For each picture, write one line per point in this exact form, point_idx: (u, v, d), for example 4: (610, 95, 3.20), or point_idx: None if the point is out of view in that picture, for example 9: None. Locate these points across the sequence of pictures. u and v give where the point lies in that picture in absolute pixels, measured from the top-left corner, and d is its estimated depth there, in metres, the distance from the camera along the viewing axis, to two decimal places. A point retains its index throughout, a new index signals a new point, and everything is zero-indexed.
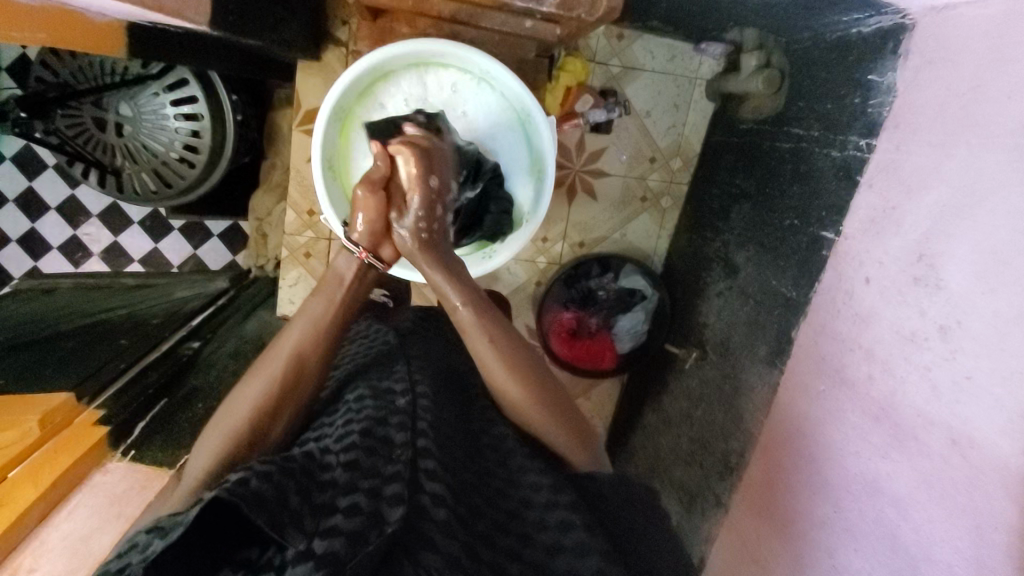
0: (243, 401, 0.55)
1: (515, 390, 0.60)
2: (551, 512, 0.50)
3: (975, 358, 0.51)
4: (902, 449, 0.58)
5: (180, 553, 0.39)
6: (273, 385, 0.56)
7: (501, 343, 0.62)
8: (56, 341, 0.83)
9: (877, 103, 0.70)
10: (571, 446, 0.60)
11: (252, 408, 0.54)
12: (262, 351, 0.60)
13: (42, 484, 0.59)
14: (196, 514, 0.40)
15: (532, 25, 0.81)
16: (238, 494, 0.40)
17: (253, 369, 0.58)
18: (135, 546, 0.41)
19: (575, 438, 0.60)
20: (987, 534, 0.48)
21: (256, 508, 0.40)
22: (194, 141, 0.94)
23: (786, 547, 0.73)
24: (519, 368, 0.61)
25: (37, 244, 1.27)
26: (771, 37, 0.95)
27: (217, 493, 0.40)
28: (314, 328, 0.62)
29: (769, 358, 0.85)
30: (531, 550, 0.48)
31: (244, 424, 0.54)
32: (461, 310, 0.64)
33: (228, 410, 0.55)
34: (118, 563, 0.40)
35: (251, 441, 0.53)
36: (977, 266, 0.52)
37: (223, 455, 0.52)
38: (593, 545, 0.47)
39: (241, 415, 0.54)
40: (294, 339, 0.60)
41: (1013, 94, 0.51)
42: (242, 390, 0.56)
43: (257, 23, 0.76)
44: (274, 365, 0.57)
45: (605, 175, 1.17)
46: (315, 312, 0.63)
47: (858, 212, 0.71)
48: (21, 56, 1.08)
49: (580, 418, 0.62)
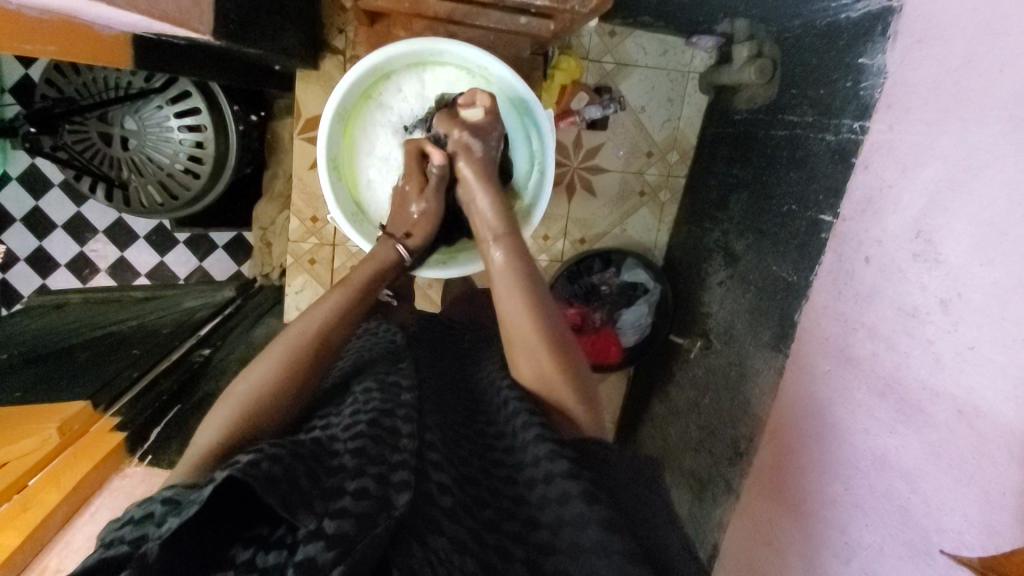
0: (258, 375, 0.57)
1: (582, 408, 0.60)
2: (553, 484, 0.49)
3: (977, 328, 0.52)
4: (909, 422, 0.59)
5: (193, 529, 0.40)
6: (293, 363, 0.58)
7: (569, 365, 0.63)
8: (72, 352, 0.84)
9: (869, 85, 0.72)
10: (586, 416, 0.60)
11: (267, 385, 0.56)
12: (278, 334, 0.61)
13: (64, 488, 0.60)
14: (208, 494, 0.41)
15: (527, 21, 0.82)
16: (254, 472, 0.41)
17: (268, 348, 0.60)
18: (154, 518, 0.42)
19: (590, 413, 0.60)
20: (996, 500, 0.49)
21: (268, 488, 0.41)
22: (199, 152, 0.97)
23: (798, 528, 0.74)
24: (556, 350, 0.63)
25: (45, 263, 1.29)
26: (762, 27, 0.96)
27: (231, 471, 0.41)
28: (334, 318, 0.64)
29: (773, 342, 0.85)
30: (539, 532, 0.48)
31: (259, 398, 0.55)
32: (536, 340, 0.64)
33: (242, 386, 0.56)
34: (136, 532, 0.41)
35: (264, 416, 0.54)
36: (975, 237, 0.53)
37: (235, 426, 0.53)
38: (593, 516, 0.46)
39: (247, 391, 0.55)
40: (312, 325, 0.62)
41: (1005, 67, 0.51)
42: (257, 368, 0.58)
43: (256, 31, 0.77)
44: (290, 348, 0.59)
45: (604, 171, 1.19)
46: (335, 305, 0.65)
47: (854, 192, 0.72)
48: (25, 77, 1.11)
49: (596, 395, 0.63)
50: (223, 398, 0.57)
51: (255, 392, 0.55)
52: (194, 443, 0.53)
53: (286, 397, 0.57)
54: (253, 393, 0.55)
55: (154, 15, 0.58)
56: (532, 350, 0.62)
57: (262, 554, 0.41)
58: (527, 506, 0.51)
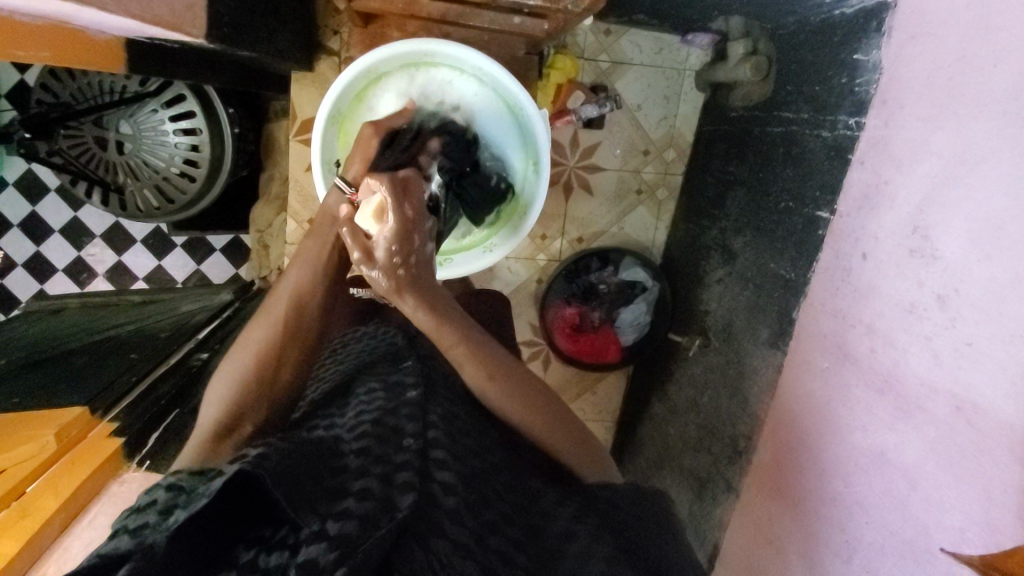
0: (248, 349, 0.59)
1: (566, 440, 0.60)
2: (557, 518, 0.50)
3: (975, 324, 0.52)
4: (908, 419, 0.59)
5: (202, 527, 0.40)
6: (280, 326, 0.60)
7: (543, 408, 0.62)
8: (70, 357, 0.84)
9: (864, 81, 0.72)
10: (575, 448, 0.60)
11: (258, 352, 0.58)
12: (266, 298, 0.64)
13: (62, 495, 0.60)
14: (219, 489, 0.41)
15: (521, 21, 0.82)
16: (260, 468, 0.42)
17: (256, 316, 0.62)
18: (155, 506, 0.43)
19: (578, 446, 0.61)
20: (997, 497, 0.49)
21: (273, 484, 0.41)
22: (194, 155, 0.96)
23: (799, 526, 0.74)
24: (527, 396, 0.62)
25: (43, 268, 1.29)
26: (757, 24, 0.96)
27: (238, 468, 0.42)
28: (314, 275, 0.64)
29: (771, 340, 0.85)
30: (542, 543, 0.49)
31: (253, 368, 0.58)
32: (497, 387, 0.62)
33: (237, 355, 0.59)
34: (138, 520, 0.42)
35: (258, 391, 0.56)
36: (972, 233, 0.53)
37: (232, 402, 0.56)
38: (596, 552, 0.46)
39: (238, 367, 0.58)
40: (294, 282, 0.63)
41: (1001, 61, 0.51)
42: (250, 334, 0.60)
43: (250, 33, 0.77)
44: (275, 310, 0.61)
45: (601, 170, 1.19)
46: (312, 253, 0.65)
47: (851, 189, 0.72)
48: (20, 82, 1.10)
49: (581, 428, 0.63)
50: (222, 373, 0.60)
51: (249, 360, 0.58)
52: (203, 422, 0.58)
53: (281, 372, 0.59)
54: (247, 361, 0.58)
55: (146, 19, 0.58)
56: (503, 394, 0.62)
57: (265, 555, 0.41)
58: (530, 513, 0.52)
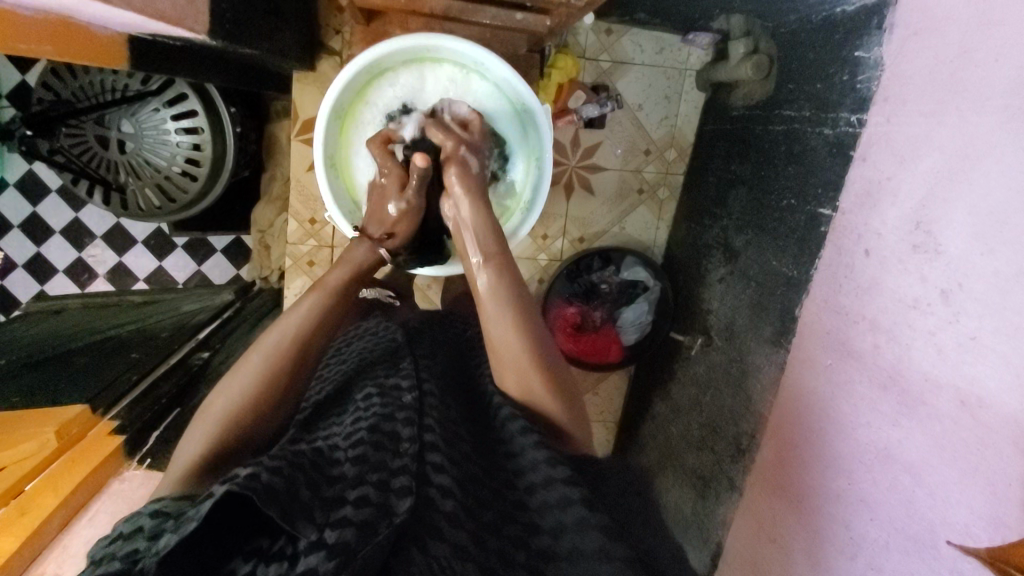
0: (234, 394, 0.55)
1: (564, 412, 0.59)
2: (551, 488, 0.48)
3: (978, 319, 0.52)
4: (912, 415, 0.59)
5: (191, 549, 0.40)
6: (271, 370, 0.58)
7: (559, 388, 0.61)
8: (69, 357, 0.84)
9: (866, 78, 0.72)
10: (573, 423, 0.59)
11: (242, 399, 0.55)
12: (261, 335, 0.62)
13: (62, 492, 0.60)
14: (208, 509, 0.40)
15: (523, 17, 0.82)
16: (253, 484, 0.41)
17: (248, 354, 0.59)
18: (142, 532, 0.42)
19: (580, 425, 0.61)
20: (1002, 492, 0.48)
21: (268, 499, 0.40)
22: (196, 154, 0.96)
23: (802, 524, 0.74)
24: (548, 373, 0.61)
25: (45, 268, 1.29)
26: (758, 24, 0.97)
27: (230, 486, 0.40)
28: (312, 322, 0.64)
29: (774, 338, 0.85)
30: (540, 537, 0.48)
31: (237, 412, 0.54)
32: (519, 357, 0.61)
33: (221, 398, 0.56)
34: (126, 547, 0.41)
35: (241, 431, 0.54)
36: (974, 227, 0.53)
37: (214, 443, 0.52)
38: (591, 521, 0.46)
39: (232, 403, 0.55)
40: (290, 328, 0.62)
41: (1001, 56, 0.52)
42: (237, 375, 0.57)
43: (252, 31, 0.77)
44: (273, 350, 0.59)
45: (602, 170, 1.19)
46: (312, 307, 0.65)
47: (853, 185, 0.72)
48: (21, 83, 1.11)
49: (581, 411, 0.62)
50: (202, 413, 0.56)
51: (234, 404, 0.55)
52: (173, 460, 0.52)
53: (266, 412, 0.56)
54: (234, 404, 0.55)
55: (149, 14, 0.57)
56: (519, 363, 0.61)
57: (263, 566, 0.41)
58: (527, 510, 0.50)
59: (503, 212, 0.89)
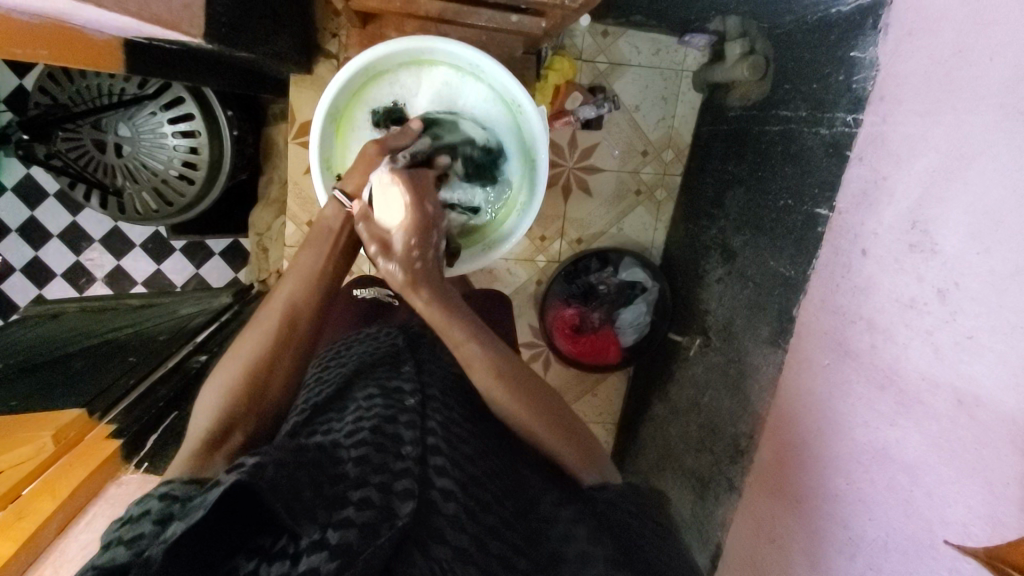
0: (240, 358, 0.58)
1: (565, 447, 0.59)
2: (558, 525, 0.50)
3: (975, 318, 0.52)
4: (909, 415, 0.59)
5: (199, 539, 0.40)
6: (273, 334, 0.59)
7: (556, 423, 0.60)
8: (67, 360, 0.84)
9: (861, 78, 0.72)
10: (575, 454, 0.59)
11: (249, 364, 0.57)
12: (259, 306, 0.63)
13: (60, 496, 0.60)
14: (213, 501, 0.40)
15: (518, 19, 0.82)
16: (259, 479, 0.41)
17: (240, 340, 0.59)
18: (149, 515, 0.42)
19: (579, 449, 0.59)
20: (1000, 491, 0.48)
21: (273, 495, 0.41)
22: (193, 158, 0.96)
23: (801, 524, 0.74)
24: (544, 415, 0.60)
25: (43, 272, 1.29)
26: (755, 24, 0.97)
27: (237, 476, 0.41)
28: (306, 284, 0.64)
29: (772, 338, 0.85)
30: (545, 544, 0.49)
31: (245, 377, 0.56)
32: (510, 404, 0.60)
33: (229, 363, 0.58)
34: (133, 531, 0.41)
35: (251, 398, 0.56)
36: (970, 226, 0.53)
37: (224, 407, 0.55)
38: (595, 554, 0.47)
39: (237, 371, 0.57)
40: (286, 294, 0.63)
41: (996, 55, 0.52)
42: (241, 343, 0.59)
43: (247, 35, 0.77)
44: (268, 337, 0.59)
45: (600, 171, 1.19)
46: (306, 267, 0.66)
47: (849, 185, 0.72)
48: (19, 87, 1.11)
49: (585, 431, 0.62)
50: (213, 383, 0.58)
51: (241, 370, 0.57)
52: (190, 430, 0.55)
53: (272, 379, 0.58)
54: (241, 368, 0.57)
55: (144, 17, 0.57)
56: (513, 409, 0.60)
57: (266, 565, 0.41)
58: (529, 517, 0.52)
59: (499, 217, 0.89)
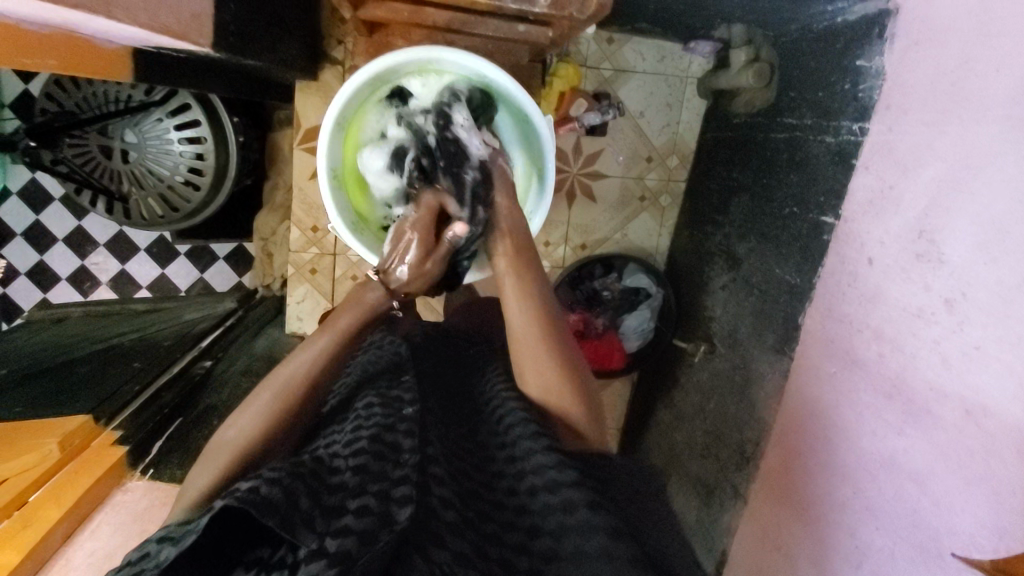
0: (245, 430, 0.56)
1: (576, 408, 0.61)
2: (557, 492, 0.48)
3: (982, 328, 0.52)
4: (916, 424, 0.59)
5: (195, 554, 0.41)
6: (281, 411, 0.58)
7: (571, 385, 0.63)
8: (72, 367, 0.84)
9: (867, 87, 0.72)
10: (588, 427, 0.61)
11: (256, 438, 0.56)
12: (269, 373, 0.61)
13: (66, 504, 0.60)
14: (207, 521, 0.41)
15: (525, 29, 0.83)
16: (250, 499, 0.41)
17: (252, 396, 0.59)
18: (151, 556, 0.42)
19: (591, 422, 0.62)
20: (1007, 500, 0.48)
21: (267, 510, 0.41)
22: (199, 164, 0.97)
23: (808, 533, 0.74)
24: (564, 370, 0.63)
25: (47, 276, 1.29)
26: (759, 32, 0.97)
27: (227, 500, 0.41)
28: (322, 361, 0.63)
29: (777, 345, 0.85)
30: (541, 540, 0.47)
31: (246, 448, 0.55)
32: (531, 354, 0.64)
33: (232, 433, 0.56)
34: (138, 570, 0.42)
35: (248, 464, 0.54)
36: (977, 236, 0.53)
37: (223, 477, 0.52)
38: (597, 523, 0.45)
39: (243, 438, 0.55)
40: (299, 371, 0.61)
41: (1002, 66, 0.52)
42: (247, 410, 0.57)
43: (255, 43, 0.77)
44: (278, 396, 0.58)
45: (604, 177, 1.19)
46: (324, 349, 0.64)
47: (856, 194, 0.72)
48: (25, 92, 1.11)
49: (598, 410, 0.64)
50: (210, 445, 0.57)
51: (243, 444, 0.55)
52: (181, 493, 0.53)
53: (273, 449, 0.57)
54: (246, 440, 0.55)
55: (153, 28, 0.58)
56: (536, 356, 0.63)
57: None
58: (528, 515, 0.49)
59: None
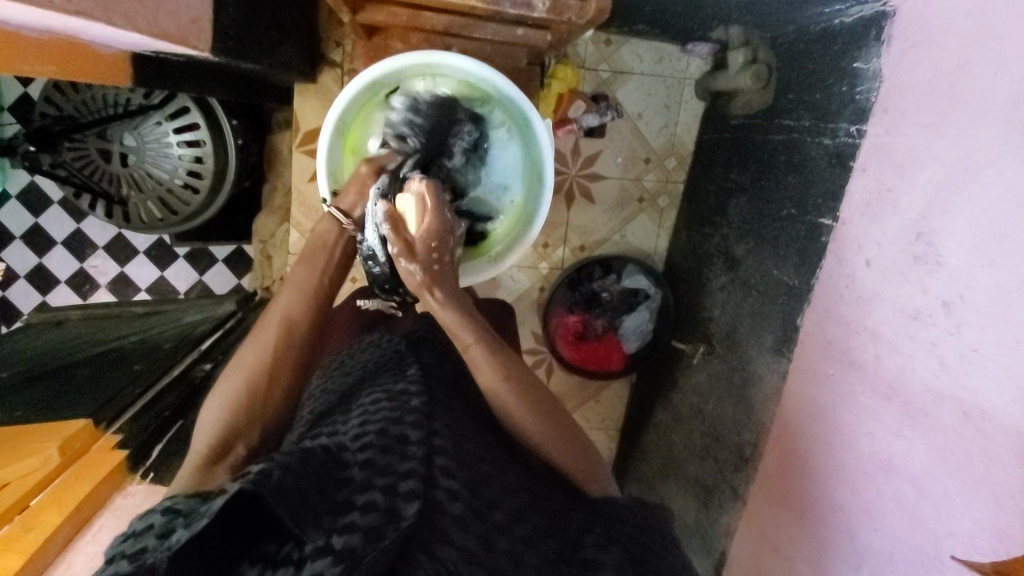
0: (240, 372, 0.59)
1: (560, 450, 0.61)
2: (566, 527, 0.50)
3: (981, 331, 0.52)
4: (914, 426, 0.59)
5: (203, 545, 0.40)
6: (273, 351, 0.61)
7: (552, 428, 0.61)
8: (71, 369, 0.84)
9: (864, 89, 0.72)
10: (575, 465, 0.61)
11: (250, 379, 0.59)
12: (256, 322, 0.64)
13: (66, 509, 0.60)
14: (221, 506, 0.40)
15: (523, 33, 0.83)
16: (265, 484, 0.41)
17: (244, 346, 0.62)
18: (153, 530, 0.42)
19: (579, 455, 0.61)
20: (1006, 502, 0.49)
21: (279, 499, 0.41)
22: (198, 167, 0.97)
23: (807, 535, 0.74)
24: (545, 421, 0.61)
25: (46, 279, 1.29)
26: (756, 33, 0.97)
27: (241, 484, 0.41)
28: (302, 294, 0.66)
29: (776, 347, 0.85)
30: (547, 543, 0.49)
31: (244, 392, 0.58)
32: (510, 407, 0.61)
33: (229, 380, 0.59)
34: (136, 544, 0.41)
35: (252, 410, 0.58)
36: (975, 239, 0.53)
37: (226, 421, 0.56)
38: (605, 561, 0.49)
39: (239, 384, 0.58)
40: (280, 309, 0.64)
41: (1000, 69, 0.52)
42: (240, 359, 0.60)
43: (254, 48, 0.78)
44: (265, 337, 0.62)
45: (603, 178, 1.19)
46: (300, 282, 0.67)
47: (853, 197, 0.72)
48: (23, 95, 1.11)
49: (584, 438, 0.63)
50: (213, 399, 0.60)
51: (239, 388, 0.58)
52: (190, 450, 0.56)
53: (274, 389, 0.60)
54: (241, 385, 0.58)
55: (152, 33, 0.58)
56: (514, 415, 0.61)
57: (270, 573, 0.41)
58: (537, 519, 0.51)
59: (501, 231, 0.90)
